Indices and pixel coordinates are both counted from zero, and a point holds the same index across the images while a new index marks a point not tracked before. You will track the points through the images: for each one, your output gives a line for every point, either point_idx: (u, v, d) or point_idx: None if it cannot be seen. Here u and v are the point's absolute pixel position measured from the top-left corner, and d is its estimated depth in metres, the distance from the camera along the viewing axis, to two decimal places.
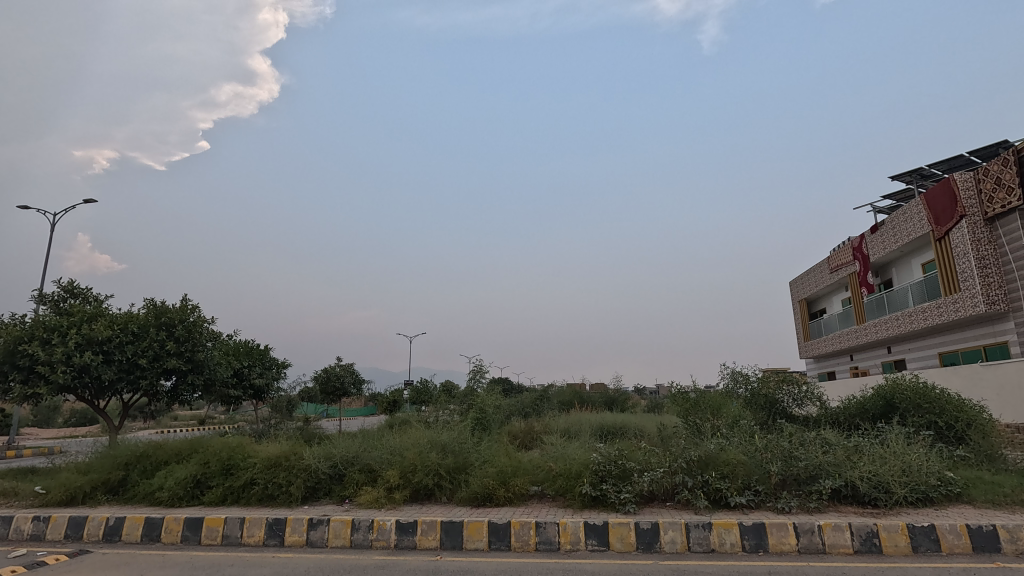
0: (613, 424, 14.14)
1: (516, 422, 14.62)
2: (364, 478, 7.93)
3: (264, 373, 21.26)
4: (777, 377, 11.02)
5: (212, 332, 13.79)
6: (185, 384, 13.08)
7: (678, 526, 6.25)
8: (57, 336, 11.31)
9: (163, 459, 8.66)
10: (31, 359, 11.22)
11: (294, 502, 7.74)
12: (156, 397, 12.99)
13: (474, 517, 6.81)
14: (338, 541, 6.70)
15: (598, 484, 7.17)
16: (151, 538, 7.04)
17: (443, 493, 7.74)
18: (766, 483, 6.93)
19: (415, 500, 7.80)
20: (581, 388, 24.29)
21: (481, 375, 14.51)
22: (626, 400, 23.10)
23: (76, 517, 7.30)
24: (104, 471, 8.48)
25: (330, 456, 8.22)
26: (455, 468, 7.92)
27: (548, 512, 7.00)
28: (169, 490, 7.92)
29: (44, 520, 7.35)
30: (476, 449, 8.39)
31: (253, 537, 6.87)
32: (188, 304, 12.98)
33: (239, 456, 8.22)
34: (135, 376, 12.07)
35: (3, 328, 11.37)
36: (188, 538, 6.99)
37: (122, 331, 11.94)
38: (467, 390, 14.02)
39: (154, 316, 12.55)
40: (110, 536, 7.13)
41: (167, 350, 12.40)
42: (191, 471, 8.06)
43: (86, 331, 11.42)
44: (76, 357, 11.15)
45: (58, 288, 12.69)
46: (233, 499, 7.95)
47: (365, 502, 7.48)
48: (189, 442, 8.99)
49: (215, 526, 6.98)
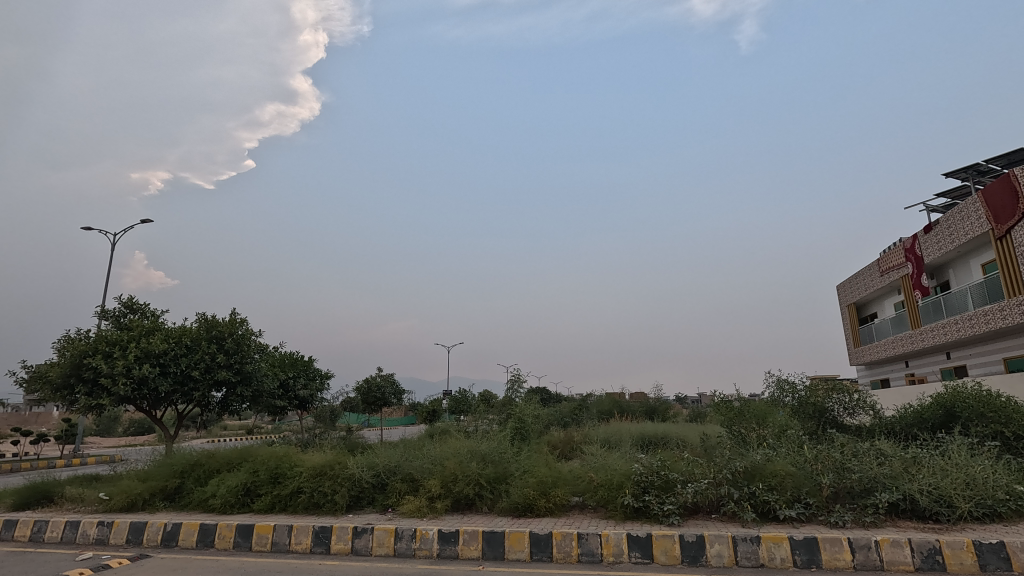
0: (654, 433, 13.87)
1: (555, 432, 14.53)
2: (406, 488, 8.03)
3: (308, 384, 21.86)
4: (826, 384, 10.56)
5: (259, 344, 14.29)
6: (235, 395, 13.57)
7: (725, 540, 6.08)
8: (118, 349, 11.94)
9: (216, 467, 9.01)
10: (94, 371, 11.85)
11: (339, 510, 7.91)
12: (208, 408, 13.53)
13: (514, 527, 6.80)
14: (381, 549, 6.80)
15: (640, 495, 7.06)
16: (205, 544, 7.33)
17: (483, 503, 7.76)
18: (818, 496, 6.69)
19: (456, 510, 7.87)
20: (620, 397, 23.99)
21: (519, 385, 14.49)
22: (667, 409, 22.66)
23: (136, 523, 7.65)
24: (161, 478, 8.89)
25: (373, 466, 8.37)
26: (495, 478, 7.93)
27: (590, 524, 6.92)
28: (222, 497, 8.25)
29: (108, 525, 7.73)
30: (516, 459, 8.40)
31: (301, 545, 7.05)
32: (236, 317, 13.50)
33: (286, 465, 8.47)
34: (189, 388, 12.62)
35: (71, 342, 12.08)
36: (240, 544, 7.23)
37: (176, 344, 12.50)
38: (505, 400, 14.04)
39: (205, 330, 13.11)
40: (167, 542, 7.44)
41: (217, 362, 12.91)
42: (242, 479, 8.35)
43: (144, 345, 12.03)
44: (135, 369, 11.73)
45: (118, 304, 13.40)
46: (281, 507, 8.17)
47: (408, 511, 7.57)
48: (239, 451, 9.31)
49: (265, 533, 7.20)
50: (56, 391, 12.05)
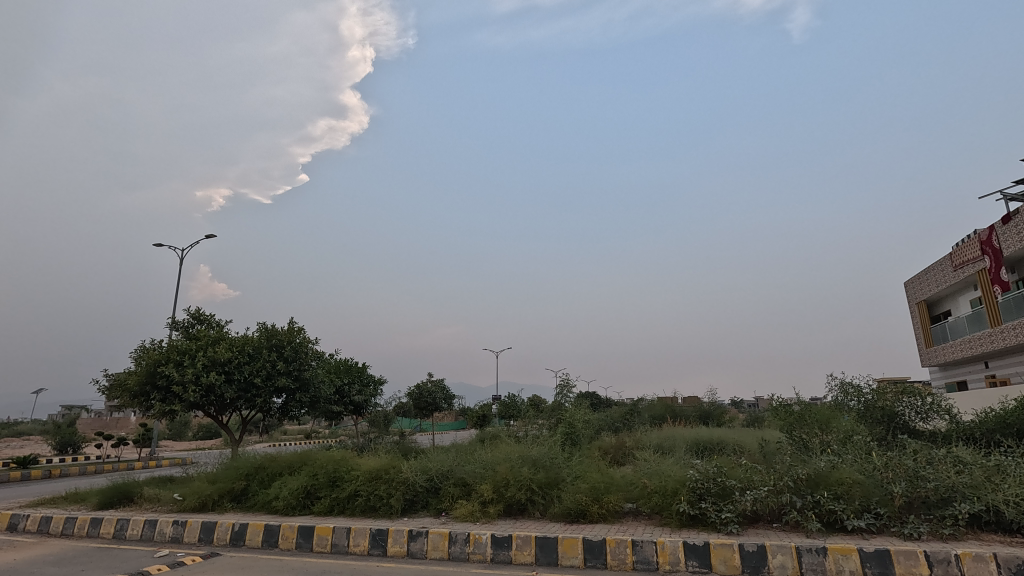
0: (709, 439, 13.48)
1: (606, 437, 14.34)
2: (459, 492, 8.13)
3: (362, 389, 22.51)
4: (895, 388, 9.98)
5: (317, 351, 14.85)
6: (295, 401, 14.14)
7: (788, 550, 5.83)
8: (187, 358, 12.65)
9: (278, 470, 9.42)
10: (167, 379, 12.60)
11: (394, 513, 8.09)
12: (270, 414, 14.14)
13: (567, 533, 6.76)
14: (436, 553, 6.91)
15: (696, 502, 6.89)
16: (270, 544, 7.65)
17: (536, 508, 7.76)
18: (889, 506, 6.33)
19: (509, 515, 7.90)
20: (672, 401, 23.47)
21: (569, 390, 14.40)
22: (723, 414, 21.96)
23: (207, 523, 8.08)
24: (229, 480, 9.36)
25: (426, 470, 8.51)
26: (547, 483, 7.91)
27: (644, 531, 6.80)
28: (285, 499, 8.59)
29: (182, 524, 8.19)
30: (567, 464, 8.37)
31: (359, 547, 7.26)
32: (294, 326, 14.09)
33: (344, 469, 8.74)
34: (252, 395, 13.24)
35: (146, 352, 12.90)
36: (302, 544, 7.51)
37: (240, 352, 13.14)
38: (555, 404, 13.97)
39: (266, 338, 13.74)
40: (236, 541, 7.82)
41: (278, 369, 13.50)
42: (302, 482, 8.68)
43: (211, 353, 12.72)
44: (203, 377, 12.41)
45: (187, 315, 14.22)
46: (340, 510, 8.43)
47: (461, 515, 7.65)
48: (299, 456, 9.69)
49: (325, 535, 7.45)
50: (133, 398, 12.88)
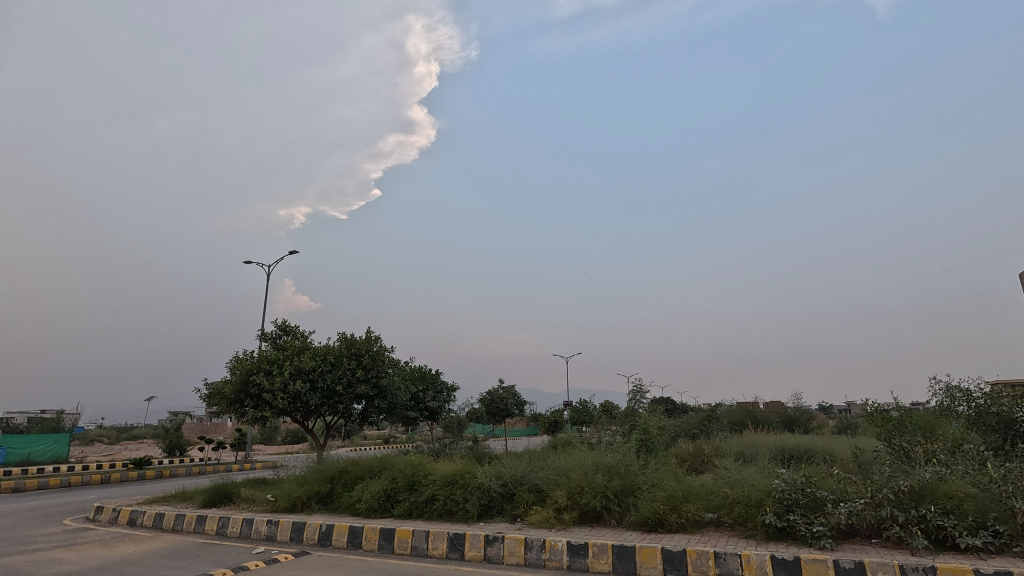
0: (795, 446, 12.71)
1: (683, 444, 13.88)
2: (534, 498, 8.14)
3: (436, 396, 23.11)
4: (1013, 392, 8.97)
5: (393, 359, 15.42)
6: (373, 407, 14.73)
7: (891, 568, 5.39)
8: (276, 366, 13.51)
9: (360, 474, 9.84)
10: (259, 387, 13.50)
11: (470, 518, 8.22)
12: (351, 419, 14.79)
13: (645, 542, 6.59)
14: (513, 558, 6.94)
15: (783, 515, 6.52)
16: (355, 544, 7.99)
17: (612, 516, 7.64)
18: (1010, 523, 5.73)
19: (584, 522, 7.82)
20: (753, 407, 22.36)
21: (642, 396, 14.06)
22: (810, 420, 20.63)
23: (298, 523, 8.57)
24: (316, 483, 9.88)
25: (500, 475, 8.59)
26: (622, 490, 7.77)
27: (728, 543, 6.52)
28: (367, 502, 8.94)
29: (275, 523, 8.73)
30: (643, 471, 8.17)
31: (437, 550, 7.43)
32: (372, 334, 14.71)
33: (421, 474, 9.01)
34: (335, 401, 13.93)
35: (240, 362, 13.90)
36: (384, 546, 7.79)
37: (322, 361, 13.88)
38: (627, 410, 13.69)
39: (346, 347, 14.42)
40: (323, 541, 8.24)
41: (357, 377, 14.13)
42: (383, 486, 9.02)
43: (297, 363, 13.51)
44: (290, 385, 13.20)
45: (275, 327, 15.19)
46: (418, 513, 8.67)
47: (536, 521, 7.66)
48: (379, 460, 10.09)
49: (405, 538, 7.69)
50: (230, 405, 13.89)
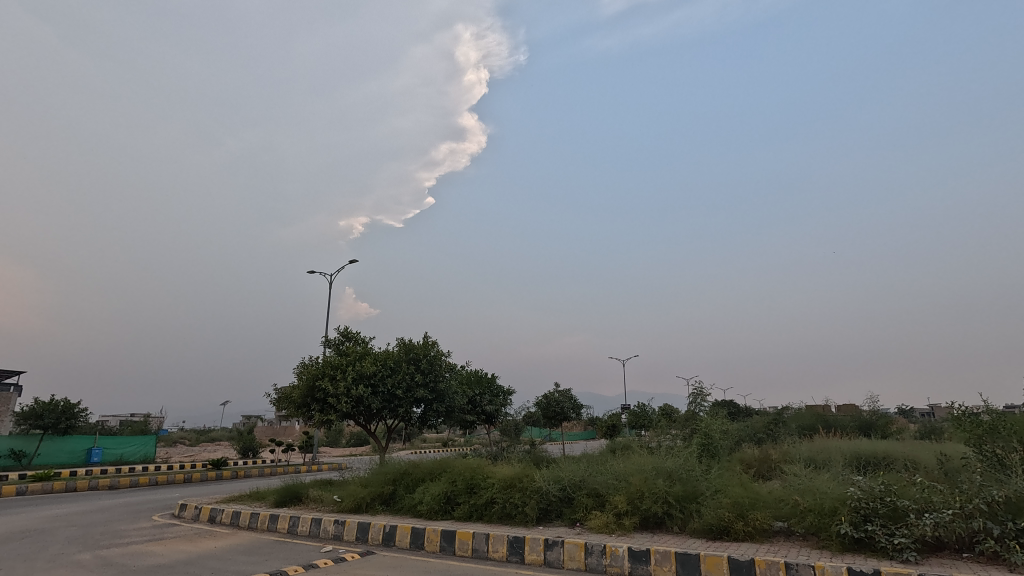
0: (872, 452, 11.95)
1: (748, 449, 13.35)
2: (593, 503, 8.07)
3: (492, 400, 23.32)
4: None
5: (450, 363, 15.70)
6: (432, 411, 15.04)
7: None
8: (339, 371, 14.04)
9: (421, 476, 10.07)
10: (324, 392, 14.06)
11: (530, 522, 8.23)
12: (411, 423, 15.14)
13: (710, 550, 6.39)
14: (573, 563, 6.89)
15: (861, 525, 6.16)
16: (417, 546, 8.17)
17: (674, 522, 7.45)
18: None
19: (645, 528, 7.67)
20: (824, 410, 21.22)
21: (702, 399, 13.64)
22: (888, 424, 19.32)
23: (363, 523, 8.86)
24: (379, 484, 10.18)
25: (559, 479, 8.56)
26: (684, 496, 7.57)
27: (799, 553, 6.22)
28: (428, 504, 9.12)
29: (341, 523, 9.07)
30: (706, 477, 7.93)
31: (498, 553, 7.48)
32: (429, 339, 15.06)
33: (480, 477, 9.12)
34: (395, 405, 14.33)
35: (307, 367, 14.54)
36: (445, 548, 7.92)
37: (383, 365, 14.31)
38: (688, 414, 13.32)
39: (405, 352, 14.81)
40: (387, 541, 8.47)
41: (416, 381, 14.49)
42: (443, 488, 9.19)
43: (358, 368, 13.98)
44: (353, 389, 13.69)
45: (338, 333, 15.79)
46: (478, 516, 8.77)
47: (596, 526, 7.58)
48: (439, 463, 10.28)
49: (466, 540, 7.80)
50: (298, 409, 14.55)
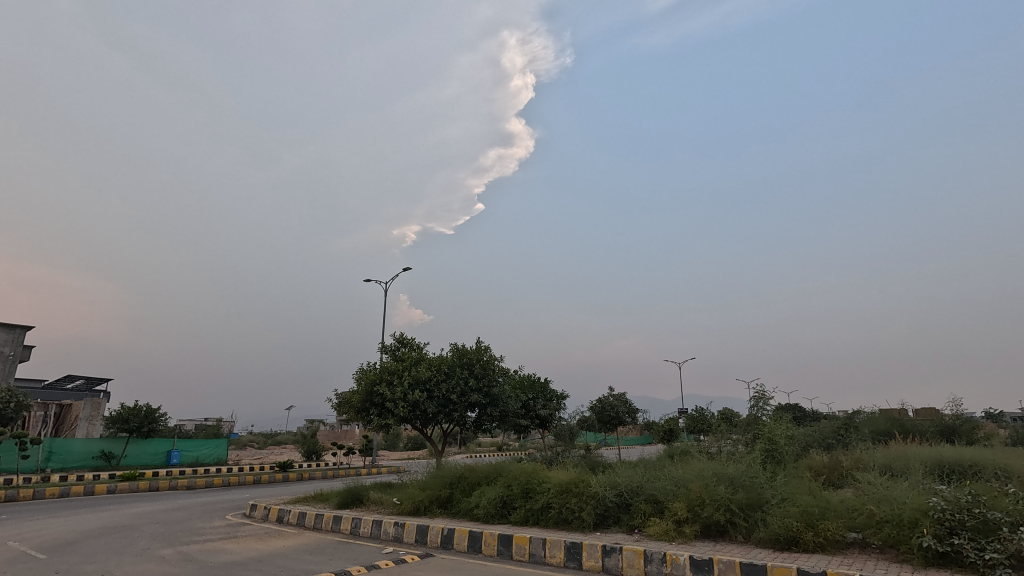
0: (956, 460, 11.11)
1: (816, 455, 12.71)
2: (652, 509, 7.89)
3: (546, 404, 23.28)
4: None
5: (503, 368, 15.79)
6: (486, 415, 15.18)
7: None
8: (396, 377, 14.39)
9: (477, 481, 10.17)
10: (381, 396, 14.44)
11: (587, 527, 8.13)
12: (466, 427, 15.31)
13: (777, 561, 6.12)
14: (632, 571, 6.76)
15: (945, 538, 5.74)
16: (475, 549, 8.25)
17: (738, 531, 7.17)
18: None
19: (708, 537, 7.42)
20: (901, 415, 19.90)
21: (765, 403, 13.09)
22: (975, 430, 17.89)
23: (422, 526, 9.02)
24: (436, 488, 10.34)
25: (615, 485, 8.44)
26: (748, 504, 7.28)
27: (876, 567, 5.85)
28: (485, 508, 9.20)
29: (401, 525, 9.27)
30: (771, 484, 7.61)
31: (555, 558, 7.45)
32: (482, 344, 15.19)
33: (536, 481, 9.11)
34: (450, 409, 14.54)
35: (365, 373, 14.99)
36: (503, 552, 7.95)
37: (437, 371, 14.56)
38: (750, 418, 12.82)
39: (458, 357, 15.01)
40: (446, 544, 8.60)
41: (470, 386, 14.65)
42: (499, 492, 9.24)
43: (414, 373, 14.29)
44: (409, 394, 13.99)
45: (394, 340, 16.20)
46: (535, 521, 8.75)
47: (655, 533, 7.41)
48: (494, 467, 10.34)
49: (523, 544, 7.80)
50: (357, 413, 15.00)
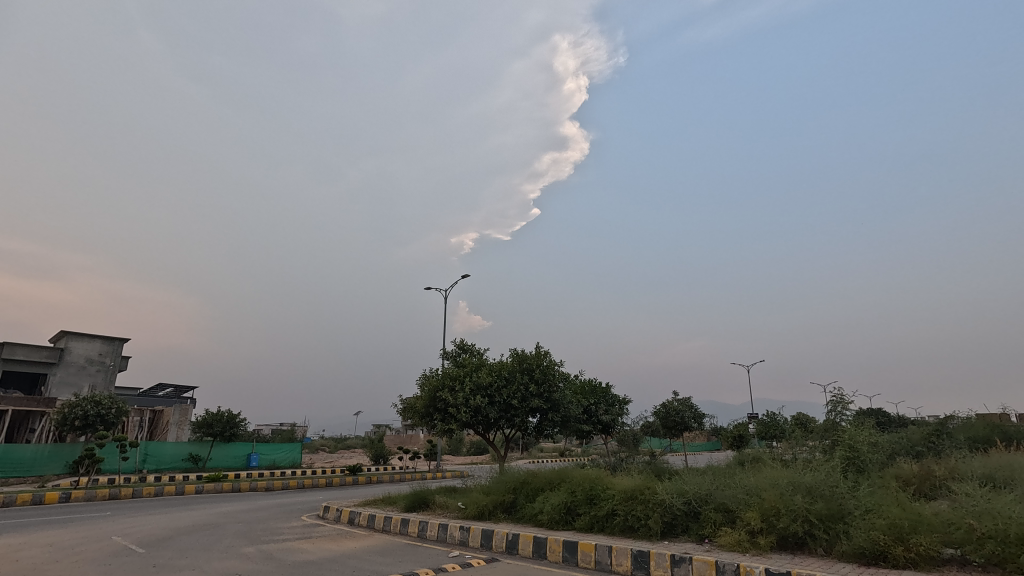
0: None
1: (905, 464, 11.81)
2: (722, 518, 7.60)
3: (608, 409, 22.96)
4: None
5: (564, 373, 15.71)
6: (548, 420, 15.15)
7: None
8: (457, 382, 14.61)
9: (540, 486, 10.15)
10: (444, 402, 14.70)
11: (654, 536, 7.94)
12: (527, 432, 15.33)
13: None
14: None
15: None
16: (540, 555, 8.23)
17: (818, 544, 6.79)
18: None
19: (785, 549, 7.06)
20: (1001, 420, 18.15)
21: (844, 407, 12.32)
22: None
23: (486, 530, 9.10)
24: (500, 493, 10.41)
25: (683, 492, 8.19)
26: (829, 515, 6.88)
27: None
28: (549, 513, 9.18)
29: (466, 529, 9.39)
30: (854, 494, 7.14)
31: (622, 566, 7.31)
32: (541, 349, 15.18)
33: (600, 488, 8.99)
34: (512, 414, 14.61)
35: (428, 379, 15.32)
36: (568, 558, 7.89)
37: (498, 376, 14.68)
38: (827, 423, 12.12)
39: (518, 362, 15.06)
40: (510, 549, 8.63)
41: (531, 392, 14.66)
42: (563, 498, 9.19)
43: (476, 379, 14.47)
44: (471, 399, 14.18)
45: (455, 346, 16.46)
46: (599, 528, 8.63)
47: (727, 544, 7.12)
48: (557, 473, 10.29)
49: (588, 552, 7.71)
50: (421, 418, 15.34)
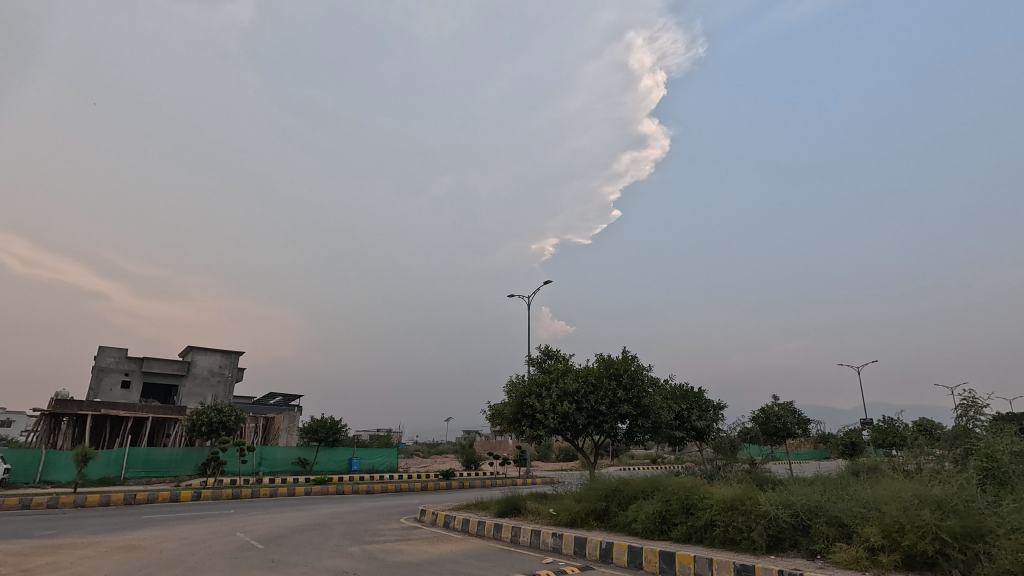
0: None
1: None
2: (836, 533, 7.02)
3: (702, 415, 22.01)
4: None
5: (653, 378, 15.29)
6: (638, 427, 14.78)
7: None
8: (544, 389, 14.65)
9: (633, 494, 9.92)
10: (531, 408, 14.78)
11: (759, 550, 7.48)
12: (617, 439, 15.03)
13: None
14: None
15: None
16: (636, 565, 8.01)
17: (953, 565, 6.07)
18: None
19: (913, 569, 6.38)
20: None
21: (977, 412, 10.96)
22: None
23: (579, 538, 9.03)
24: (592, 501, 10.28)
25: (789, 504, 7.67)
26: (965, 533, 6.14)
27: None
28: (643, 522, 8.95)
29: (559, 536, 9.37)
30: (995, 511, 6.33)
31: None
32: (628, 354, 14.89)
33: (696, 497, 8.62)
34: (600, 420, 14.41)
35: (515, 385, 15.48)
36: (666, 569, 7.63)
37: (585, 382, 14.55)
38: (956, 430, 10.87)
39: (605, 368, 14.86)
40: (605, 558, 8.49)
41: (619, 397, 14.40)
42: (658, 507, 8.92)
43: (562, 385, 14.44)
44: (558, 405, 14.15)
45: (540, 352, 16.52)
46: (698, 539, 8.27)
47: (844, 561, 6.57)
48: (650, 481, 10.00)
49: (687, 563, 7.40)
50: (510, 424, 15.51)
